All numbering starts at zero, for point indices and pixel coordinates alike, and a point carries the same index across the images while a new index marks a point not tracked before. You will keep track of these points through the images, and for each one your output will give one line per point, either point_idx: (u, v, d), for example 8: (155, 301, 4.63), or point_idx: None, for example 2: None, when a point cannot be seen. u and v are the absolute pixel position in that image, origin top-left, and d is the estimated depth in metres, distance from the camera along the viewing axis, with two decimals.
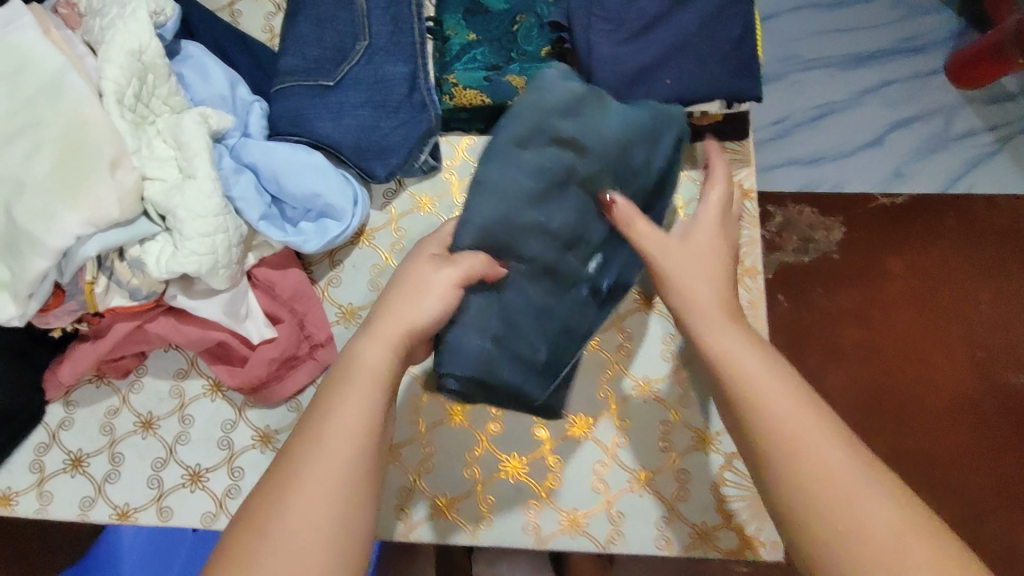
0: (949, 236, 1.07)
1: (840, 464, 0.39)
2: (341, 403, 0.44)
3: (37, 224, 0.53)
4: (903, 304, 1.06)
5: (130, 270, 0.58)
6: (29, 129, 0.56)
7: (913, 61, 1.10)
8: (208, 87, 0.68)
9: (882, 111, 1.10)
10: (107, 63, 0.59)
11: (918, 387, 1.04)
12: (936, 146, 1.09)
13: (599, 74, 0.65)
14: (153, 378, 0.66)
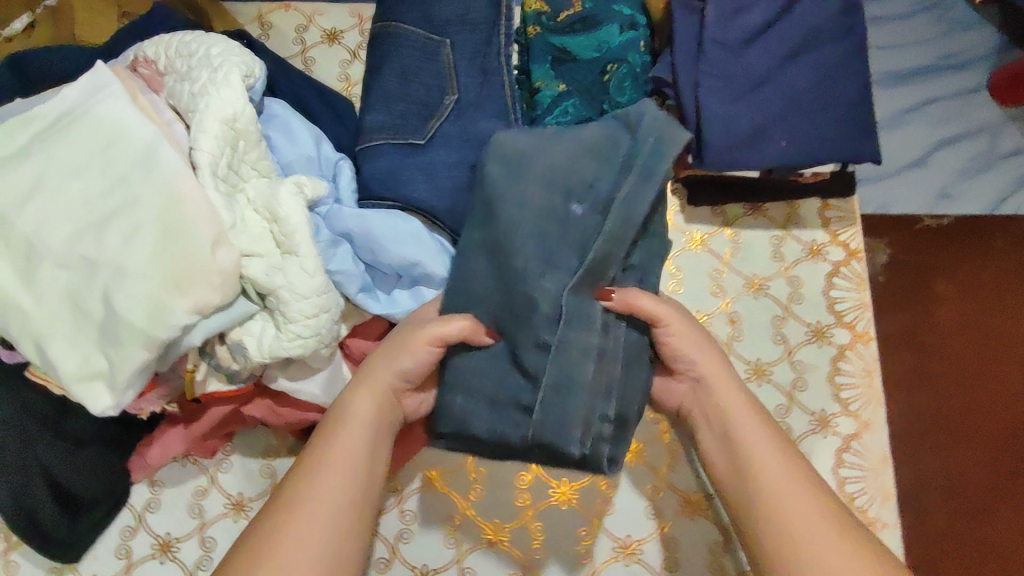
0: (1002, 257, 0.87)
1: (799, 486, 0.49)
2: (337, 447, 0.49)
3: (141, 313, 0.50)
4: (956, 332, 0.85)
5: (231, 355, 0.54)
6: (124, 209, 0.52)
7: (949, 81, 0.92)
8: (296, 148, 0.63)
9: (927, 130, 0.91)
10: (202, 133, 0.55)
11: (970, 426, 0.82)
12: (982, 165, 0.90)
13: (710, 135, 0.62)
14: (243, 456, 0.63)
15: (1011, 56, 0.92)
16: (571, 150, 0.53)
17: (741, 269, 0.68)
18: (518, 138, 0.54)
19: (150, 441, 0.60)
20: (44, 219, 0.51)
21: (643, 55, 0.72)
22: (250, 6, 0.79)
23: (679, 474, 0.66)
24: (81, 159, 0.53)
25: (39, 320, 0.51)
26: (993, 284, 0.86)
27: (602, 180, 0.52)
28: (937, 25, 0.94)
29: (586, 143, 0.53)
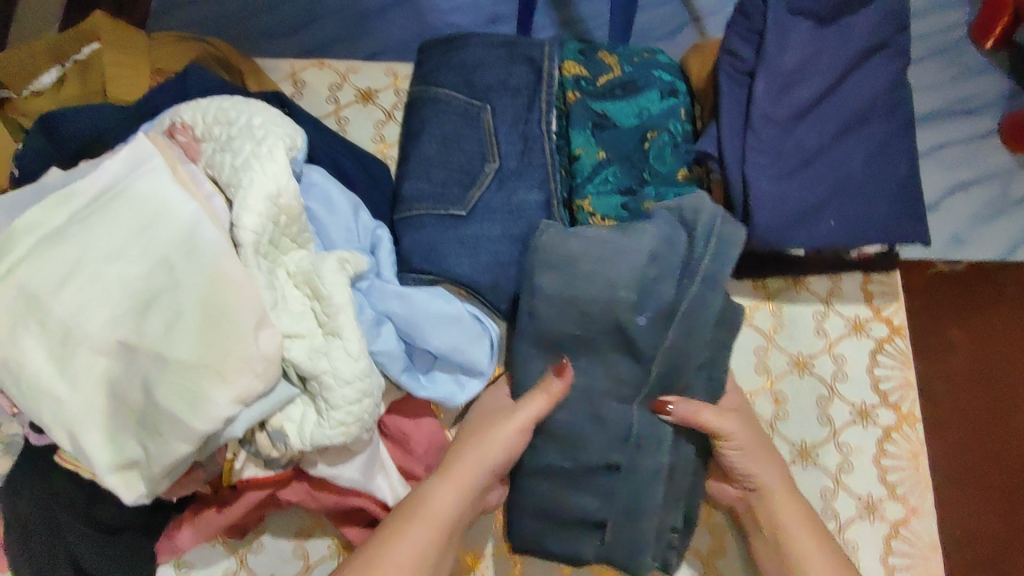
0: (1011, 303, 0.87)
1: None
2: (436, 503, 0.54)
3: (184, 407, 0.48)
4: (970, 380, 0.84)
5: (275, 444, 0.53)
6: (166, 294, 0.50)
7: (964, 127, 0.91)
8: (336, 220, 0.63)
9: (937, 175, 0.90)
10: (244, 210, 0.54)
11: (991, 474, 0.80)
12: (994, 212, 0.88)
13: (759, 212, 0.61)
14: (274, 536, 0.61)
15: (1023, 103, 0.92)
16: (635, 257, 0.57)
17: (785, 346, 0.66)
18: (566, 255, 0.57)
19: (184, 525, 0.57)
20: (79, 303, 0.49)
21: (684, 123, 0.72)
22: (282, 64, 0.78)
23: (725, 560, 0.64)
24: (121, 239, 0.51)
25: (75, 411, 0.49)
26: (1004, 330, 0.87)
27: (660, 282, 0.57)
28: (944, 69, 0.94)
29: (649, 254, 0.57)
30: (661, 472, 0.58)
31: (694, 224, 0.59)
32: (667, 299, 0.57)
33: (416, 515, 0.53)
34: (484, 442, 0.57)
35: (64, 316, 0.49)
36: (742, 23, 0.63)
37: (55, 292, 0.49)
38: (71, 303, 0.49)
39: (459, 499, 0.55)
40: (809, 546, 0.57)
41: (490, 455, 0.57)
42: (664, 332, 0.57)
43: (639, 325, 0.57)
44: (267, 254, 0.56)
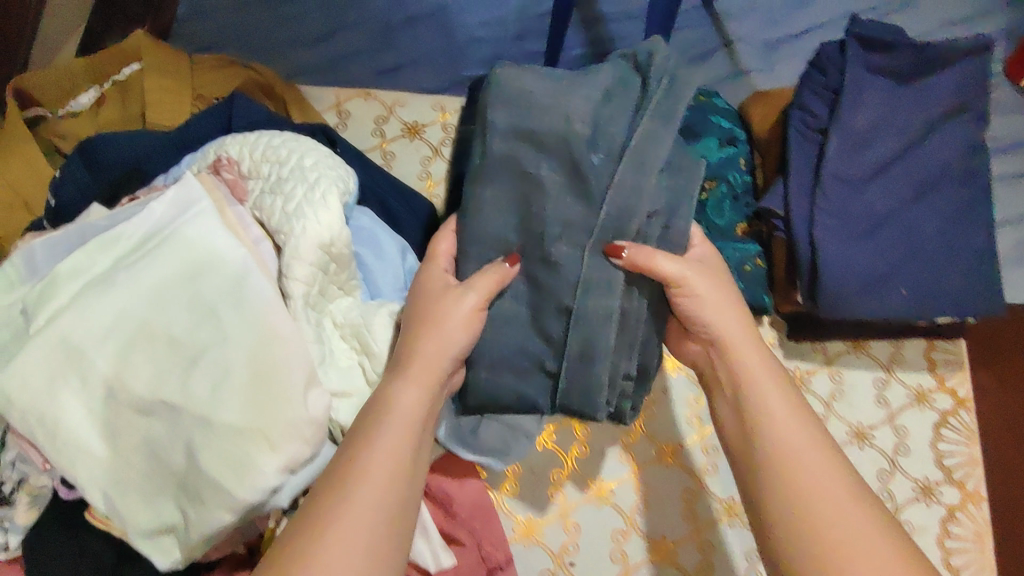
0: None
1: None
2: (382, 436, 0.46)
3: (229, 474, 0.45)
4: None
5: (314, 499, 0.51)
6: (212, 350, 0.48)
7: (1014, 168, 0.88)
8: (385, 267, 0.60)
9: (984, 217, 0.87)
10: (296, 261, 0.52)
11: None
12: None
13: (827, 277, 0.58)
14: None
15: None
16: (578, 101, 0.51)
17: (845, 415, 0.63)
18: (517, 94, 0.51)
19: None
20: (123, 357, 0.47)
21: (744, 175, 0.69)
22: (327, 94, 0.76)
23: None
24: (167, 289, 0.49)
25: (112, 471, 0.46)
26: None
27: (607, 119, 0.52)
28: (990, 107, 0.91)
29: (603, 93, 0.52)
30: (613, 315, 0.50)
31: (646, 67, 0.53)
32: (620, 136, 0.51)
33: (362, 447, 0.45)
34: (409, 375, 0.49)
35: (108, 370, 0.46)
36: (816, 79, 0.62)
37: (99, 343, 0.47)
38: (115, 356, 0.47)
39: (406, 437, 0.46)
40: (789, 422, 0.48)
41: (425, 372, 0.49)
42: (623, 168, 0.50)
43: (594, 161, 0.50)
44: (314, 305, 0.54)
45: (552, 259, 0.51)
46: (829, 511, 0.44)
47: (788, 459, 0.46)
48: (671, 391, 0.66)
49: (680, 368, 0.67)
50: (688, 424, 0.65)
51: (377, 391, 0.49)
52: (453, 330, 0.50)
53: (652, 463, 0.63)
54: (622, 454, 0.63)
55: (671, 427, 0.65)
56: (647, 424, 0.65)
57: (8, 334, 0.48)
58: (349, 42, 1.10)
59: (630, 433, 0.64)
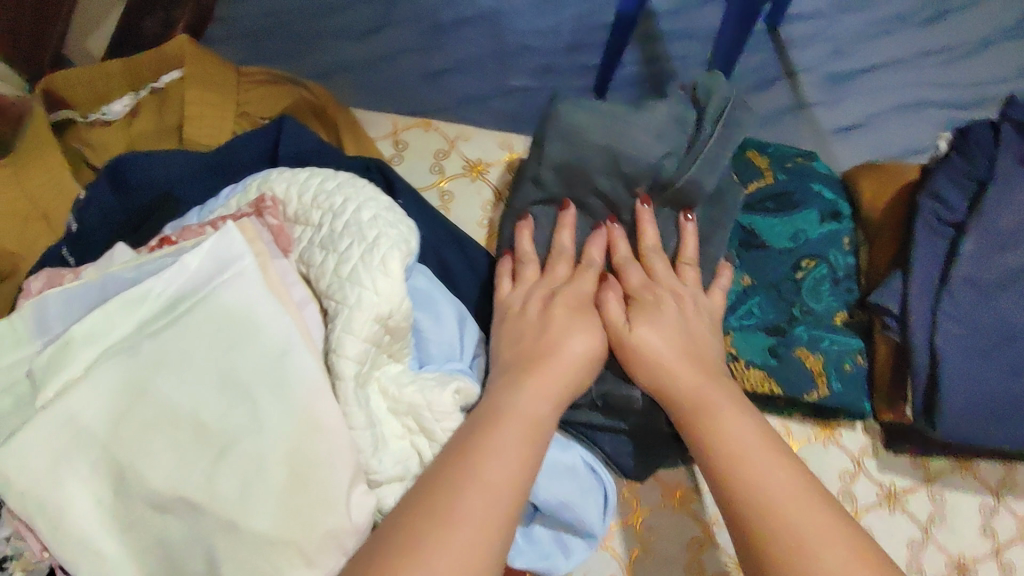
0: None
1: None
2: (498, 440, 0.42)
3: None
4: None
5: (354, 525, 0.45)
6: (245, 437, 0.41)
7: None
8: (441, 335, 0.54)
9: None
10: (350, 335, 0.45)
11: None
12: None
13: (949, 395, 0.51)
14: None
15: None
16: (642, 131, 0.54)
17: (945, 542, 0.55)
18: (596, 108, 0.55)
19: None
20: (140, 442, 0.40)
21: (848, 256, 0.61)
22: (384, 119, 0.69)
23: None
24: (201, 361, 0.43)
25: (115, 573, 0.40)
26: None
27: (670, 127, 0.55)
28: None
29: (671, 118, 0.55)
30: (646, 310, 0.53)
31: (704, 102, 0.56)
32: (669, 172, 0.55)
33: (471, 461, 0.40)
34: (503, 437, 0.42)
35: (123, 455, 0.40)
36: (957, 164, 0.55)
37: (118, 423, 0.41)
38: (131, 439, 0.40)
39: (526, 443, 0.42)
40: (766, 463, 0.42)
41: (543, 397, 0.46)
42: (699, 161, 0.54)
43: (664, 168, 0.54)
44: (362, 380, 0.47)
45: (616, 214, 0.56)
46: (806, 537, 0.38)
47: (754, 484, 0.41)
48: None
49: None
50: None
51: (459, 445, 0.42)
52: (564, 364, 0.48)
53: None
54: (690, 565, 0.56)
55: None
56: (721, 531, 0.57)
57: (9, 402, 0.42)
58: (394, 40, 1.02)
59: (701, 539, 0.57)
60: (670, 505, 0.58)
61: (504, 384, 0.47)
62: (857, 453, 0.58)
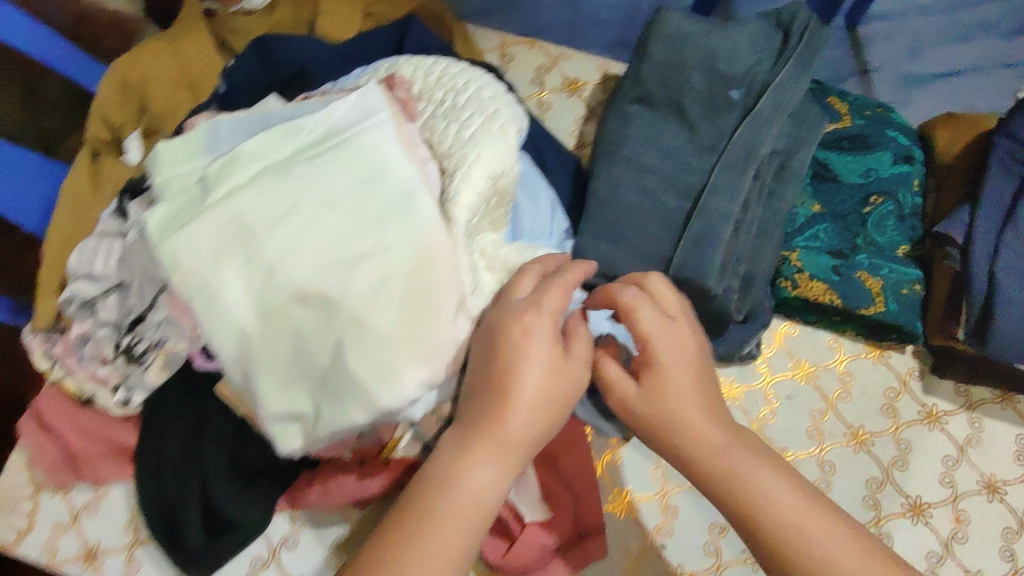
0: None
1: None
2: (430, 537, 0.41)
3: (375, 377, 0.45)
4: None
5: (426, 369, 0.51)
6: (374, 256, 0.48)
7: None
8: (534, 213, 0.59)
9: None
10: (466, 184, 0.51)
11: None
12: None
13: (1001, 319, 0.54)
14: (312, 533, 0.59)
15: None
16: (741, 45, 0.60)
17: (978, 462, 0.60)
18: (680, 29, 0.60)
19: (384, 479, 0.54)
20: (292, 245, 0.47)
21: (915, 196, 0.65)
22: (493, 36, 0.76)
23: None
24: (341, 190, 0.49)
25: (257, 349, 0.47)
26: None
27: (742, 50, 0.60)
28: None
29: (748, 39, 0.60)
30: (730, 218, 0.56)
31: (789, 22, 0.61)
32: (762, 75, 0.60)
33: (407, 551, 0.40)
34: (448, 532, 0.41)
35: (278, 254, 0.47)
36: None
37: (273, 227, 0.47)
38: (285, 241, 0.47)
39: (463, 532, 0.41)
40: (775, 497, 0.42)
41: (493, 471, 0.42)
42: (789, 70, 0.59)
43: (734, 93, 0.59)
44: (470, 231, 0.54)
45: (696, 125, 0.60)
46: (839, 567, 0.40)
47: (772, 521, 0.42)
48: (797, 397, 0.62)
49: (811, 377, 0.63)
50: (810, 436, 0.61)
51: (404, 510, 0.42)
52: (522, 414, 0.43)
53: None
54: None
55: (791, 435, 0.61)
56: (768, 426, 0.61)
57: (184, 201, 0.49)
58: None
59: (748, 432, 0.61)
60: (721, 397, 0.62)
61: (457, 447, 0.43)
62: (904, 375, 0.63)
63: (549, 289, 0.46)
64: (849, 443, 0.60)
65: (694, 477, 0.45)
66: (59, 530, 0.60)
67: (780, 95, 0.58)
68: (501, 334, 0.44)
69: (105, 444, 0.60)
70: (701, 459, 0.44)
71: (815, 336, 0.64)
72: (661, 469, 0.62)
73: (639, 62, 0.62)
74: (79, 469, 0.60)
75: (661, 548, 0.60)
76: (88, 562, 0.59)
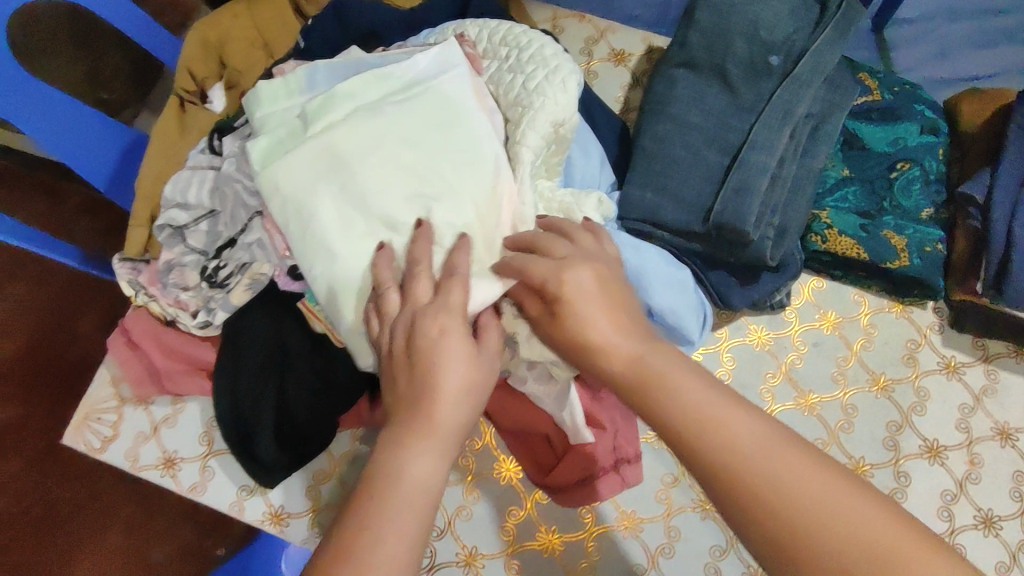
0: None
1: None
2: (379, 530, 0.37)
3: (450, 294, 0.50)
4: None
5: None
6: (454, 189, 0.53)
7: None
8: (585, 164, 0.64)
9: None
10: (532, 128, 0.57)
11: None
12: None
13: (1020, 270, 0.58)
14: (371, 451, 0.65)
15: None
16: (780, 16, 0.66)
17: (992, 411, 0.64)
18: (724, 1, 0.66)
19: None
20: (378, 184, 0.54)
21: (942, 164, 0.69)
22: (545, 8, 0.81)
23: None
24: (426, 133, 0.54)
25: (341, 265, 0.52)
26: None
27: (781, 22, 0.65)
28: None
29: (788, 10, 0.66)
30: (768, 170, 0.61)
31: None
32: (800, 43, 0.65)
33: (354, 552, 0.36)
34: (399, 514, 0.37)
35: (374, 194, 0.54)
36: None
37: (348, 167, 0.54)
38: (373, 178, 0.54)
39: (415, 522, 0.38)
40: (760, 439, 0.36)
41: (437, 462, 0.40)
42: (825, 38, 0.64)
43: (774, 58, 0.65)
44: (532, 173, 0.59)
45: (737, 88, 0.65)
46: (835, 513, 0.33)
47: (746, 465, 0.35)
48: (823, 344, 0.67)
49: (837, 327, 0.67)
50: (835, 379, 0.65)
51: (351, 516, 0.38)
52: (454, 402, 0.41)
53: (793, 406, 0.64)
54: (764, 391, 0.65)
55: (818, 378, 0.65)
56: (796, 369, 0.66)
57: (285, 131, 0.55)
58: None
59: (776, 372, 0.66)
60: (752, 342, 0.67)
61: (396, 434, 0.41)
62: (925, 328, 0.67)
63: (450, 292, 0.45)
64: (871, 387, 0.65)
65: (664, 434, 0.39)
66: (141, 439, 0.66)
67: (817, 60, 0.63)
68: (415, 335, 0.43)
69: (186, 362, 0.65)
70: (669, 413, 0.38)
71: (841, 291, 0.69)
72: None
73: (686, 31, 0.68)
74: (163, 384, 0.66)
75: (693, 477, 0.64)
76: (167, 469, 0.65)
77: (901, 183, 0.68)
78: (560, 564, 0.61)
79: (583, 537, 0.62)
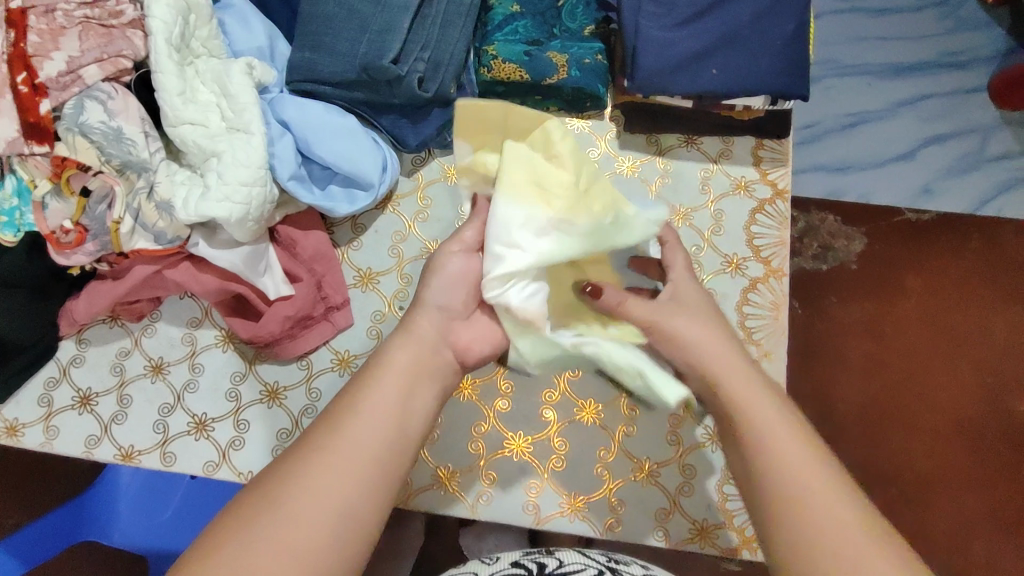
0: (967, 258, 1.07)
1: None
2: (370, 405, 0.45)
3: (175, 189, 0.58)
4: (915, 322, 1.07)
5: (101, 155, 0.57)
6: (180, 114, 0.58)
7: (951, 79, 1.07)
8: (248, 38, 0.65)
9: (916, 126, 1.07)
10: (153, 2, 0.56)
11: (917, 384, 1.05)
12: (970, 165, 1.06)
13: (644, 57, 0.62)
14: (96, 352, 0.66)
15: (991, 67, 1.06)
16: None
17: (666, 198, 0.70)
18: None
19: (158, 269, 0.62)
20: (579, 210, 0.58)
21: None
22: None
23: (635, 438, 0.64)
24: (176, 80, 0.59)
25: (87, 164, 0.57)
26: (954, 278, 1.07)
27: None
28: (935, 26, 1.07)
29: None
30: (410, 8, 0.63)
31: None
32: None
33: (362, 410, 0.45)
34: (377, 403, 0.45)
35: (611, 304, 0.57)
36: None
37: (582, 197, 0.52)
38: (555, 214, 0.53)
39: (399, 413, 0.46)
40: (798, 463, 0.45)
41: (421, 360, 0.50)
42: None
43: None
44: (183, 48, 0.59)
45: None
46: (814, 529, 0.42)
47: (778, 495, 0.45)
48: None
49: None
50: None
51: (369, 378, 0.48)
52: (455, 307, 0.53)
53: (439, 180, 0.70)
54: (413, 172, 0.71)
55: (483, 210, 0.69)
56: (463, 168, 0.71)
57: (168, 86, 0.58)
58: None
59: (446, 174, 0.71)
60: (447, 179, 0.71)
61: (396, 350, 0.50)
62: (602, 136, 0.72)
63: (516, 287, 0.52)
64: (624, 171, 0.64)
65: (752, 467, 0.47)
66: None
67: None
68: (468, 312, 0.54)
69: None
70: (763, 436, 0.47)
71: None
72: (397, 248, 0.69)
73: None
74: None
75: (399, 309, 0.67)
76: None
77: (572, 10, 0.69)
78: (286, 413, 0.65)
79: (303, 384, 0.66)
